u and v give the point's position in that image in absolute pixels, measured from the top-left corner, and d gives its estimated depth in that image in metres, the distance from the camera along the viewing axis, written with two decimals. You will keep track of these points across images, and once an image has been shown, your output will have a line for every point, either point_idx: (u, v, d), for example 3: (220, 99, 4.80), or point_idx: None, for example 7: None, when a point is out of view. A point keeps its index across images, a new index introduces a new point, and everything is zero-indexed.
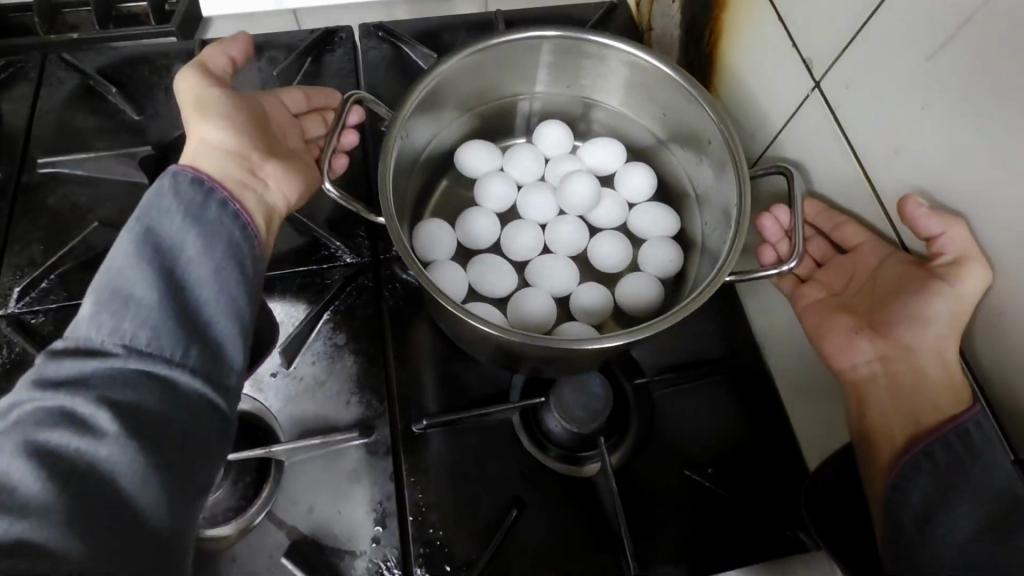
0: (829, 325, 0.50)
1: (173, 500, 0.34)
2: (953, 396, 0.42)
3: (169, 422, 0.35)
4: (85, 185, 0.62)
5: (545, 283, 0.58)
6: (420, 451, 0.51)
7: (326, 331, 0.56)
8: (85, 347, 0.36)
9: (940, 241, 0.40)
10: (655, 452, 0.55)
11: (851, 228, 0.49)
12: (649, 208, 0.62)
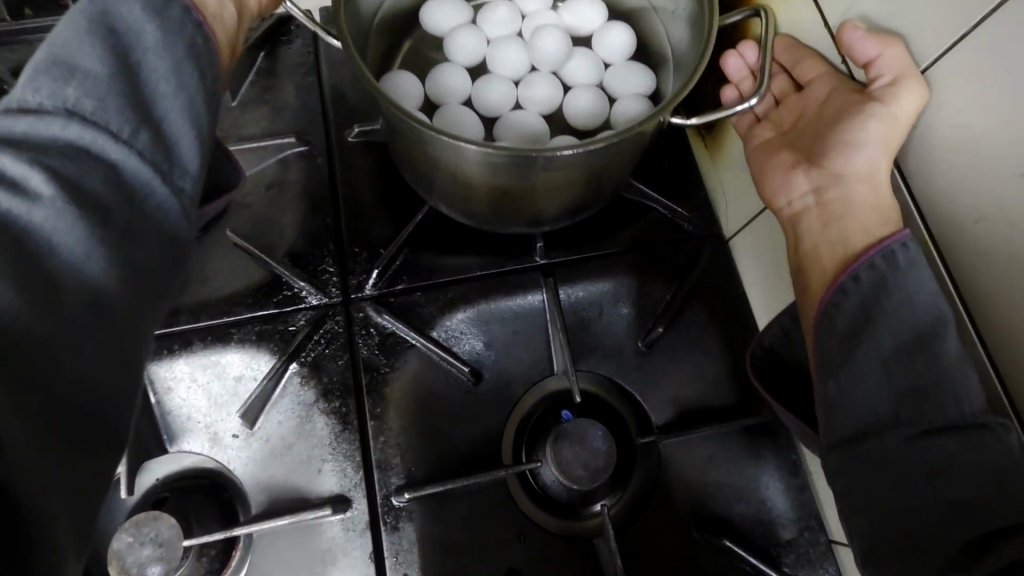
0: (771, 163, 0.49)
1: (130, 294, 0.31)
2: (881, 218, 0.42)
3: (121, 207, 0.31)
4: None
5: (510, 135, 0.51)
6: (401, 527, 0.46)
7: (294, 385, 0.50)
8: (18, 107, 0.30)
9: (877, 63, 0.41)
10: (664, 517, 0.49)
11: (812, 62, 0.48)
12: (623, 67, 0.54)
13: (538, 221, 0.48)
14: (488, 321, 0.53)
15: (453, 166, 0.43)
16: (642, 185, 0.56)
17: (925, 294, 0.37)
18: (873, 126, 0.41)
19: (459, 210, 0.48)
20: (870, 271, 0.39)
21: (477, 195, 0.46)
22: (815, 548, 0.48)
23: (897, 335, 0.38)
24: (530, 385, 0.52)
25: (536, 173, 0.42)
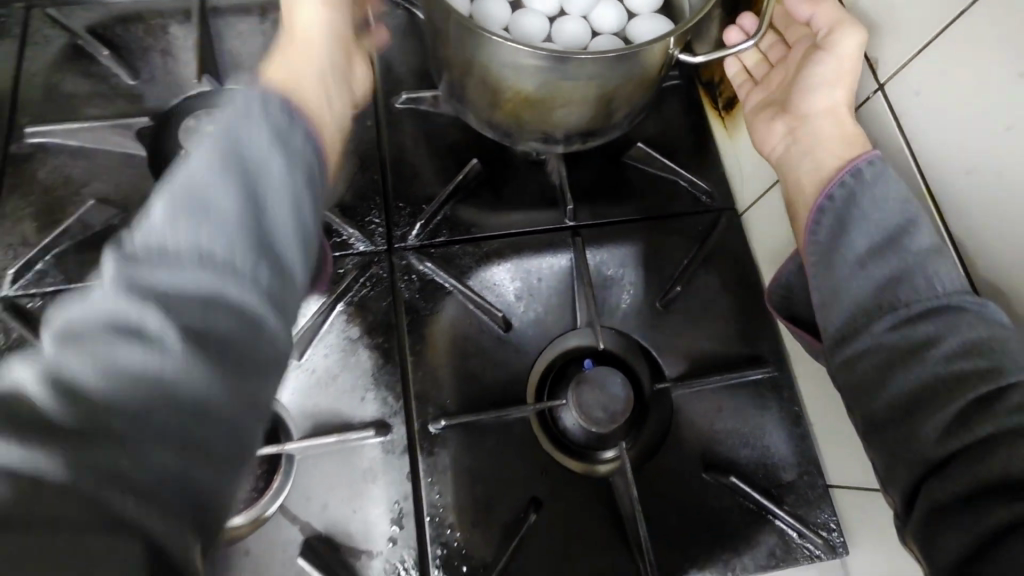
0: (755, 119, 0.54)
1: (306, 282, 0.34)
2: (848, 148, 0.46)
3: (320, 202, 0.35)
4: (79, 155, 0.58)
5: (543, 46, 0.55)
6: (438, 452, 0.50)
7: (338, 320, 0.54)
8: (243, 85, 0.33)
9: (818, 21, 0.49)
10: (675, 458, 0.54)
11: (796, 28, 0.53)
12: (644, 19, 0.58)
13: (554, 136, 0.54)
14: (519, 275, 0.57)
15: (487, 69, 0.48)
16: (652, 151, 0.61)
17: (892, 197, 0.42)
18: (823, 68, 0.48)
19: (487, 120, 0.54)
20: (841, 190, 0.43)
21: (502, 103, 0.51)
22: (814, 489, 0.52)
23: (871, 238, 0.42)
24: (556, 338, 0.57)
25: (560, 84, 0.47)
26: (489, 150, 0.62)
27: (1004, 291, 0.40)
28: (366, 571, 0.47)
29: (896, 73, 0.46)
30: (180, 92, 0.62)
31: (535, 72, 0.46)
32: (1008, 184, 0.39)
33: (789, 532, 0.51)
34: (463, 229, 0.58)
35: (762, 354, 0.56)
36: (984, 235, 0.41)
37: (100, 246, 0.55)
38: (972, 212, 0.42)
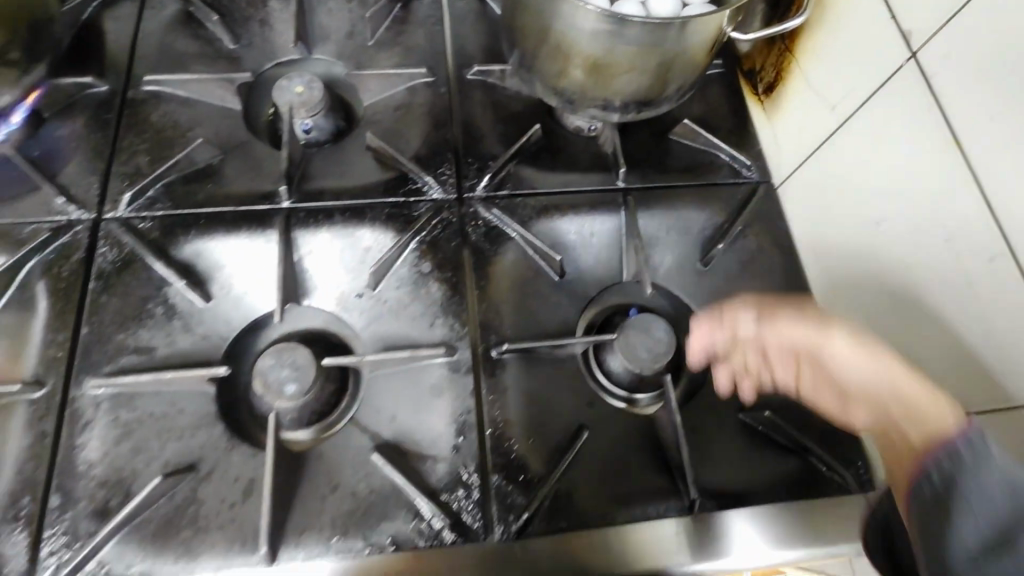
0: (814, 388, 0.52)
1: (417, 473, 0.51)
2: (946, 411, 0.40)
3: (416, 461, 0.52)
4: (186, 104, 0.65)
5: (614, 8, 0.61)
6: (498, 374, 0.55)
7: (411, 254, 0.60)
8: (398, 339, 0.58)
9: (864, 364, 0.46)
10: (713, 398, 0.58)
11: (785, 320, 0.49)
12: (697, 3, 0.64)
13: (612, 103, 0.60)
14: (573, 228, 0.63)
15: (560, 36, 0.55)
16: (697, 128, 0.67)
17: (1001, 491, 0.34)
18: (799, 329, 0.48)
19: (553, 87, 0.61)
20: (936, 470, 0.37)
21: (569, 69, 0.58)
22: (843, 432, 0.56)
23: (979, 518, 0.35)
24: (605, 287, 0.62)
25: (623, 48, 0.54)
26: (549, 120, 0.68)
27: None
28: (431, 472, 0.51)
29: (925, 43, 0.47)
30: (276, 57, 0.70)
31: (602, 36, 0.53)
32: None
33: (820, 465, 0.55)
34: (525, 185, 0.64)
35: None
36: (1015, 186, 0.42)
37: (202, 181, 0.61)
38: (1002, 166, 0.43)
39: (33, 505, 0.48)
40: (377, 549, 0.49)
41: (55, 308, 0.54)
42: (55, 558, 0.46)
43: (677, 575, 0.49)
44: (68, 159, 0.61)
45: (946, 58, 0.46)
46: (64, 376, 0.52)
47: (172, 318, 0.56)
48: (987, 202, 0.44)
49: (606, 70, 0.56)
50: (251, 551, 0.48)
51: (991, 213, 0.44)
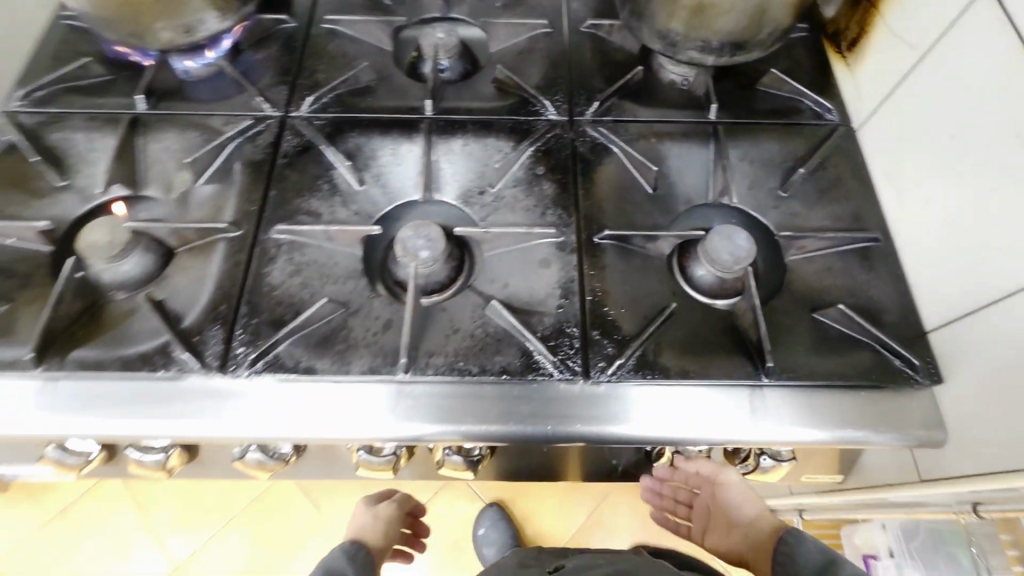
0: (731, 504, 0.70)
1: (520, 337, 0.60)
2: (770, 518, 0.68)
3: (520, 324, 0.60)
4: (353, 41, 0.81)
5: None
6: (598, 254, 0.64)
7: (526, 159, 0.70)
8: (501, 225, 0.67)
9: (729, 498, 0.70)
10: (787, 298, 0.64)
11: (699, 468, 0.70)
12: None
13: (709, 43, 0.70)
14: (668, 151, 0.72)
15: None
16: (785, 78, 0.77)
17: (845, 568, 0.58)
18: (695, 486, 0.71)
19: (659, 29, 0.71)
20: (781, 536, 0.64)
21: (678, 9, 0.68)
22: (913, 333, 0.61)
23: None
24: (694, 203, 0.70)
25: None
26: (649, 69, 0.79)
27: None
28: (539, 322, 0.60)
29: None
30: (423, 11, 0.85)
31: None
32: None
33: (890, 357, 0.60)
34: (627, 114, 0.74)
35: (872, 228, 0.66)
36: None
37: (363, 95, 0.75)
38: None
39: (229, 310, 0.60)
40: (491, 376, 0.58)
41: (249, 176, 0.69)
42: (243, 350, 0.58)
43: (740, 431, 0.58)
44: (264, 74, 0.77)
45: None
46: (254, 225, 0.66)
47: (335, 193, 0.69)
48: None
49: (706, 10, 0.67)
50: (390, 366, 0.58)
51: None
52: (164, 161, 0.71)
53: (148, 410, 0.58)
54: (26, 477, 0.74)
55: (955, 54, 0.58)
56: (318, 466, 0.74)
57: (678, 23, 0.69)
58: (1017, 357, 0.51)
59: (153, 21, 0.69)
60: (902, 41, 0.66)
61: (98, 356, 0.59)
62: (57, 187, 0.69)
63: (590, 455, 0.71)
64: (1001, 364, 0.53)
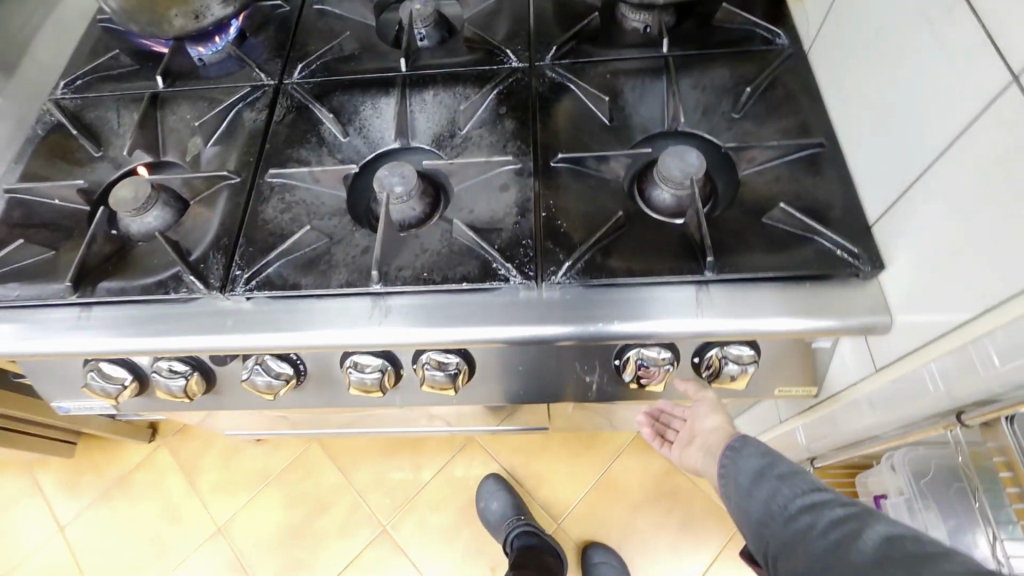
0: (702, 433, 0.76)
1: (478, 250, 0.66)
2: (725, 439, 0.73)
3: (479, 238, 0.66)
4: (340, 19, 0.91)
5: None
6: (553, 177, 0.70)
7: (489, 102, 0.77)
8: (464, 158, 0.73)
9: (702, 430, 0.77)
10: (735, 204, 0.67)
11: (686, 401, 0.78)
12: None
13: None
14: (623, 85, 0.77)
15: None
16: (735, 11, 0.80)
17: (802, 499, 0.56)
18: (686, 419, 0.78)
19: None
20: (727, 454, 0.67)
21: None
22: (858, 227, 0.63)
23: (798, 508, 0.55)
24: (650, 132, 0.74)
25: None
26: (608, 16, 0.85)
27: None
28: (498, 237, 0.66)
29: None
30: None
31: None
32: None
33: (831, 248, 0.62)
34: (584, 56, 0.80)
35: (819, 137, 0.69)
36: None
37: (347, 61, 0.84)
38: None
39: (229, 242, 0.70)
40: (454, 284, 0.64)
41: (250, 135, 0.79)
42: (240, 273, 0.67)
43: (687, 324, 0.62)
44: (263, 52, 0.88)
45: None
46: (252, 174, 0.75)
47: (321, 143, 0.77)
48: None
49: None
50: (366, 282, 0.65)
51: None
52: (179, 130, 0.82)
53: (166, 328, 0.67)
54: (76, 412, 0.86)
55: None
56: (319, 395, 0.81)
57: None
58: (941, 228, 0.53)
59: (168, 11, 0.81)
60: None
61: (123, 284, 0.69)
62: (93, 156, 0.81)
63: (563, 374, 0.75)
64: (929, 239, 0.54)
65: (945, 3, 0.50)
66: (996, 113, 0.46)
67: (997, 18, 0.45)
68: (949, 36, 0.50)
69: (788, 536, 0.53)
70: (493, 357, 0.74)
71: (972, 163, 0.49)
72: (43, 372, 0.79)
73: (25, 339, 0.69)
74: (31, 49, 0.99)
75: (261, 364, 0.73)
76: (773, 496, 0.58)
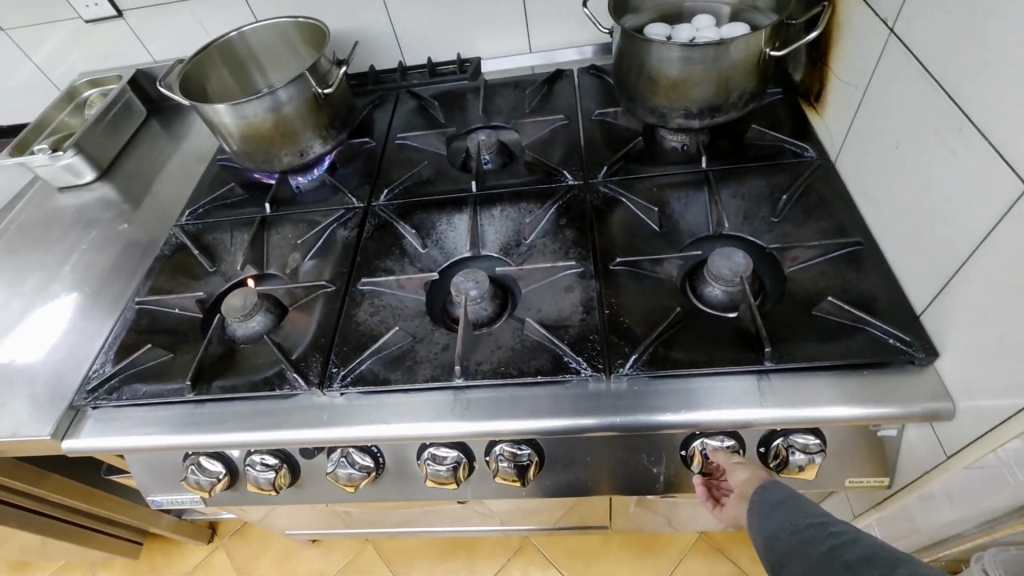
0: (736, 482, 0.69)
1: (549, 347, 0.73)
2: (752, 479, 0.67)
3: (550, 336, 0.73)
4: (417, 150, 1.07)
5: (684, 36, 0.92)
6: (613, 278, 0.78)
7: (551, 215, 0.88)
8: (531, 263, 0.82)
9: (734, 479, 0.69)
10: (785, 300, 0.72)
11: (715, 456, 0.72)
12: (738, 26, 0.91)
13: (689, 111, 0.87)
14: (670, 196, 0.87)
15: (648, 69, 0.85)
16: (765, 130, 0.91)
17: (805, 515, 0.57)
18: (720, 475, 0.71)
19: (648, 107, 0.90)
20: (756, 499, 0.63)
21: (658, 90, 0.87)
22: (907, 317, 0.67)
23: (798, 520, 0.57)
24: (697, 235, 0.82)
25: (690, 68, 0.82)
26: (650, 139, 0.97)
27: (978, 113, 0.55)
28: (567, 334, 0.73)
29: (897, 22, 0.67)
30: (470, 123, 1.10)
31: (680, 62, 0.82)
32: (958, 46, 0.57)
33: (884, 337, 0.66)
34: (631, 173, 0.92)
35: (857, 237, 0.76)
36: (957, 82, 0.57)
37: (425, 185, 0.98)
38: (948, 74, 0.59)
39: (326, 342, 0.79)
40: (529, 377, 0.71)
41: (343, 250, 0.91)
42: (336, 370, 0.75)
43: (752, 412, 0.65)
44: (352, 180, 1.03)
45: (911, 22, 0.64)
46: (346, 283, 0.86)
47: (404, 255, 0.88)
48: (949, 101, 0.59)
49: (678, 87, 0.85)
50: (448, 377, 0.72)
51: (954, 104, 0.58)
52: (282, 247, 0.95)
53: (269, 422, 0.75)
54: (168, 505, 0.91)
55: (884, 85, 0.71)
56: (393, 487, 0.85)
57: (661, 100, 0.88)
58: (986, 317, 0.57)
59: (280, 152, 0.97)
60: (850, 85, 0.79)
61: (233, 382, 0.78)
62: (208, 271, 0.94)
63: (630, 465, 0.77)
64: (978, 327, 0.58)
65: (955, 125, 0.58)
66: (1017, 216, 0.52)
67: (1001, 138, 0.53)
68: (964, 152, 0.58)
69: (791, 541, 0.55)
70: (563, 447, 0.77)
71: (1003, 259, 0.54)
72: (146, 465, 0.86)
73: (143, 433, 0.77)
74: (159, 184, 1.18)
75: (346, 456, 0.79)
76: (788, 514, 0.58)
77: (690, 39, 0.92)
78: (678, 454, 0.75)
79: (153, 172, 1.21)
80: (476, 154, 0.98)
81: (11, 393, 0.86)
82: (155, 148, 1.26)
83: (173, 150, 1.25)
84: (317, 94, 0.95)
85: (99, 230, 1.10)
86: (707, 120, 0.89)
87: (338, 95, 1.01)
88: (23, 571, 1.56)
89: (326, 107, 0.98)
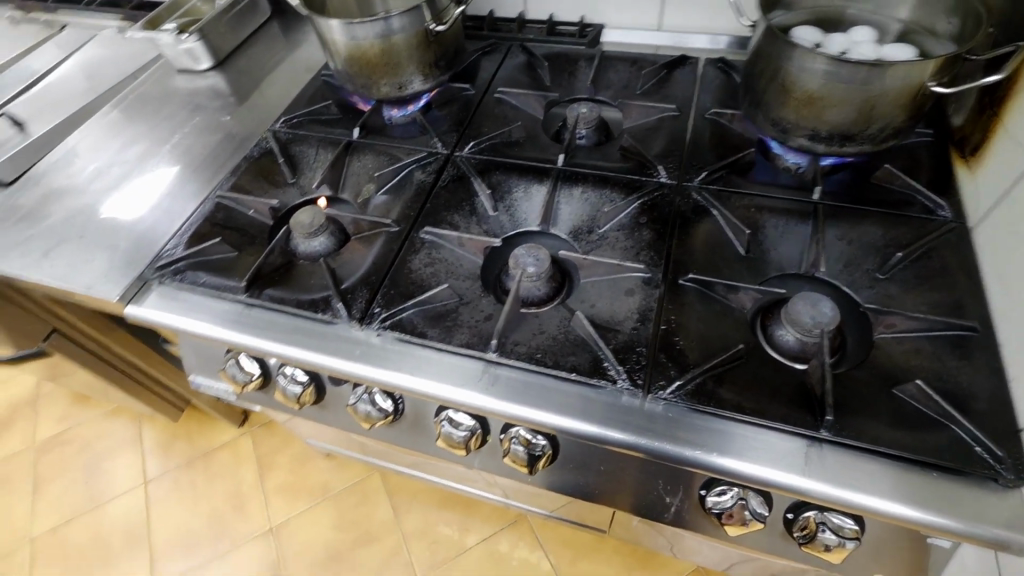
0: None
1: (592, 347, 0.69)
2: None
3: (596, 335, 0.69)
4: (514, 108, 1.03)
5: (835, 48, 0.81)
6: (679, 293, 0.72)
7: (631, 210, 0.82)
8: (596, 255, 0.78)
9: None
10: (866, 369, 0.64)
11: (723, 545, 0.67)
12: (903, 49, 0.79)
13: (817, 133, 0.78)
14: (766, 221, 0.79)
15: (783, 77, 0.76)
16: (897, 173, 0.80)
17: None
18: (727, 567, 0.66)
19: (771, 118, 0.81)
20: None
21: (788, 102, 0.78)
22: (1005, 429, 0.58)
23: None
24: (785, 271, 0.74)
25: (831, 86, 0.72)
26: (762, 153, 0.88)
27: None
28: (614, 339, 0.69)
29: None
30: (575, 91, 1.04)
31: (822, 76, 0.72)
32: None
33: (968, 442, 0.58)
34: (731, 186, 0.84)
35: (973, 321, 0.66)
36: None
37: (513, 146, 0.95)
38: None
39: (376, 280, 0.79)
40: (563, 371, 0.68)
41: (416, 193, 0.90)
42: (378, 311, 0.76)
43: (789, 477, 0.59)
44: (443, 124, 1.01)
45: None
46: (410, 227, 0.85)
47: (473, 213, 0.86)
48: None
49: (813, 104, 0.75)
50: (482, 348, 0.70)
51: None
52: (359, 175, 0.95)
53: (305, 342, 0.77)
54: (206, 388, 0.97)
55: None
56: (407, 434, 0.86)
57: (788, 114, 0.79)
58: None
59: (380, 80, 0.96)
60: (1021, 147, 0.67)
61: (283, 295, 0.80)
62: (288, 182, 0.96)
63: (642, 489, 0.74)
64: None
65: None
66: None
67: None
68: None
69: None
70: (580, 449, 0.75)
71: None
72: (194, 348, 0.91)
73: (195, 320, 0.81)
74: (265, 86, 1.21)
75: (369, 394, 0.80)
76: None
77: (841, 51, 0.81)
78: (697, 493, 0.71)
79: (262, 73, 1.24)
80: (571, 126, 0.93)
81: (96, 251, 0.92)
82: (270, 49, 1.29)
83: (286, 55, 1.28)
84: (428, 30, 0.92)
85: (203, 117, 1.15)
86: (835, 147, 0.79)
87: (450, 34, 0.98)
88: (84, 404, 1.75)
89: (435, 45, 0.96)
